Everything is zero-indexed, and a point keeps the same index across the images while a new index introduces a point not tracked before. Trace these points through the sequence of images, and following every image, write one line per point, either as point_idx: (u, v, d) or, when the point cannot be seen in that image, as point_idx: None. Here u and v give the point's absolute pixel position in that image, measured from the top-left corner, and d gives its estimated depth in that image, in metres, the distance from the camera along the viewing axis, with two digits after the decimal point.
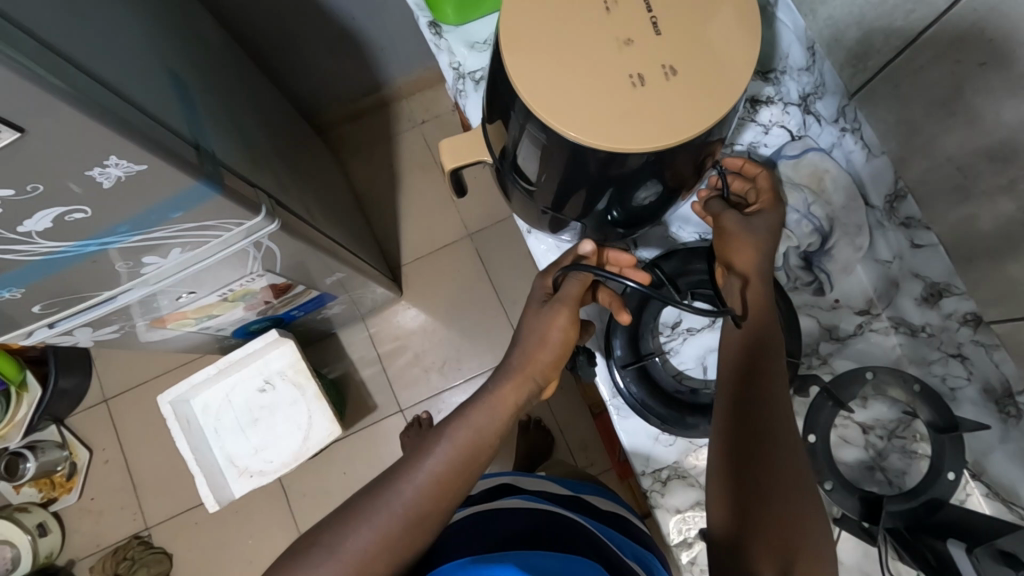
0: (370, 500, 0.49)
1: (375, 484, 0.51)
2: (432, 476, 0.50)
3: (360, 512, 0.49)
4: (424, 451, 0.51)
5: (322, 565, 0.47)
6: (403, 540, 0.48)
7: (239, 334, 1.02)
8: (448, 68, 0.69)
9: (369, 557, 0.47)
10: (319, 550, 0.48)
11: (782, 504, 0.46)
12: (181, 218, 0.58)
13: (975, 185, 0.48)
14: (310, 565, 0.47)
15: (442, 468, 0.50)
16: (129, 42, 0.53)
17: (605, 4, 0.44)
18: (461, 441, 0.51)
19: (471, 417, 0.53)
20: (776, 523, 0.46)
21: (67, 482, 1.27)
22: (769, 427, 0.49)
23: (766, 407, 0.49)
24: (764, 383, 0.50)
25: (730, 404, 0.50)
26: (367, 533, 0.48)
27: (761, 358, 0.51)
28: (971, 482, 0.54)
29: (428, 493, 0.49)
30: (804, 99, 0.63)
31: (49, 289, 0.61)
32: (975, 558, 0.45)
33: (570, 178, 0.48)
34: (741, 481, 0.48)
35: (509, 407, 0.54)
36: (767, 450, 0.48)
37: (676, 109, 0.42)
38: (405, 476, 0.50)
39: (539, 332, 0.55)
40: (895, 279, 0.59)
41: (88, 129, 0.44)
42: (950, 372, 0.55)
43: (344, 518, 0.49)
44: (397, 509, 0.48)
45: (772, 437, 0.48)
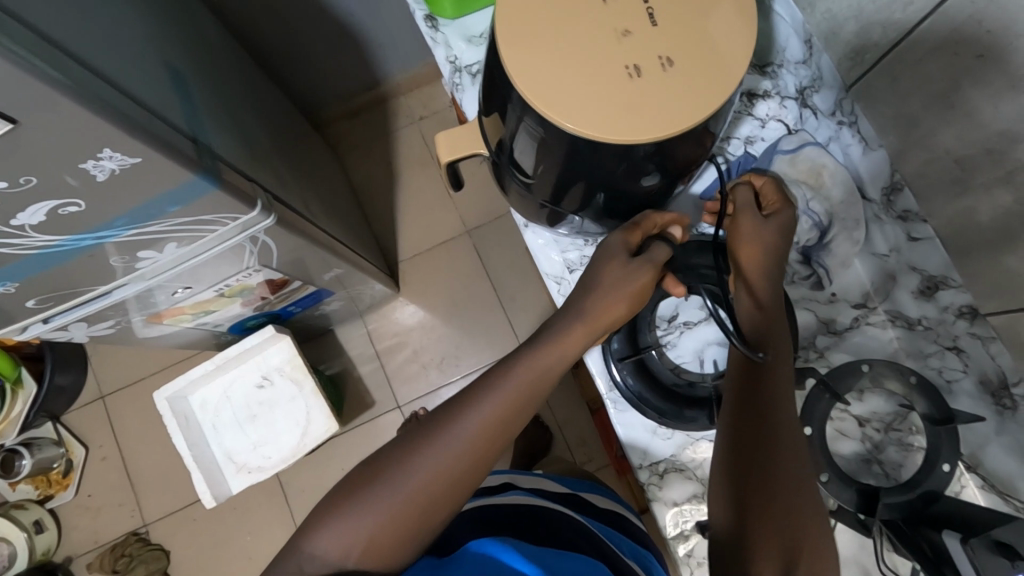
0: (430, 435, 0.49)
1: (434, 417, 0.50)
2: (497, 413, 0.49)
3: (421, 446, 0.48)
4: (485, 389, 0.50)
5: (384, 499, 0.47)
6: (464, 478, 0.48)
7: (236, 330, 1.01)
8: (445, 61, 0.69)
9: (431, 490, 0.47)
10: (379, 483, 0.47)
11: (788, 501, 0.46)
12: (178, 211, 0.58)
13: (974, 177, 0.48)
14: (377, 490, 0.47)
15: (506, 409, 0.50)
16: (126, 34, 0.53)
17: None
18: (525, 381, 0.51)
19: (537, 355, 0.52)
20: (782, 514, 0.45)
21: (64, 479, 1.27)
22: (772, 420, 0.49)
23: (770, 406, 0.49)
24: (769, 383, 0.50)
25: (733, 403, 0.51)
26: (429, 464, 0.47)
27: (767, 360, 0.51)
28: (966, 474, 0.54)
29: (490, 432, 0.49)
30: (801, 92, 0.63)
31: (45, 284, 0.60)
32: (971, 547, 0.45)
33: (568, 170, 0.47)
34: (743, 478, 0.47)
35: (575, 348, 0.53)
36: (772, 448, 0.48)
37: (673, 99, 0.42)
38: (464, 415, 0.49)
39: (605, 274, 0.54)
40: (892, 272, 0.59)
41: (84, 122, 0.44)
42: (947, 364, 0.56)
43: (404, 451, 0.48)
44: (457, 448, 0.48)
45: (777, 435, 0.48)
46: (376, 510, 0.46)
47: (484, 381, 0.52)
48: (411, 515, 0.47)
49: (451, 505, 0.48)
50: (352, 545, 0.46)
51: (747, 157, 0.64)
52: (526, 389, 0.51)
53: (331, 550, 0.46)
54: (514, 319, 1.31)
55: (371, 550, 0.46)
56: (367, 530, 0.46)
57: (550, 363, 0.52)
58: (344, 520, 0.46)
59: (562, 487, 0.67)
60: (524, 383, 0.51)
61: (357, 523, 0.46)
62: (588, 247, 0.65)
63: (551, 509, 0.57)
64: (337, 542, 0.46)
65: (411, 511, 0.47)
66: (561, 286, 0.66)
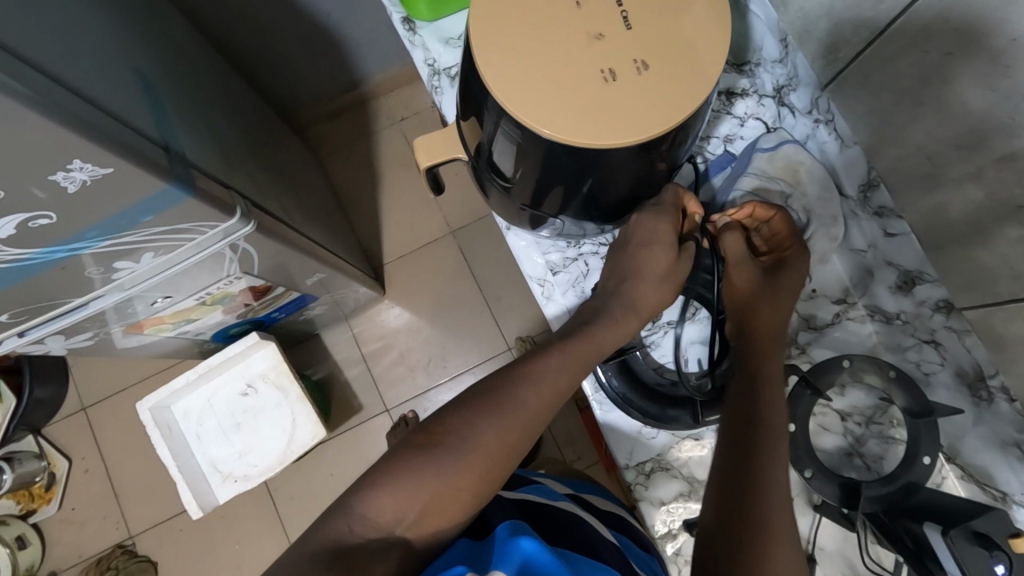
0: (491, 403, 0.51)
1: (491, 386, 0.52)
2: (554, 382, 0.53)
3: (483, 412, 0.50)
4: (540, 361, 0.53)
5: (449, 461, 0.48)
6: (520, 446, 0.51)
7: (218, 338, 1.00)
8: (423, 64, 0.68)
9: (494, 453, 0.49)
10: (442, 447, 0.49)
11: (777, 502, 0.45)
12: (152, 221, 0.57)
13: (945, 173, 0.48)
14: (441, 458, 0.48)
15: (563, 381, 0.53)
16: (91, 42, 0.51)
17: None
18: (580, 356, 0.54)
19: (590, 330, 0.56)
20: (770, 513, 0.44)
21: (46, 493, 1.25)
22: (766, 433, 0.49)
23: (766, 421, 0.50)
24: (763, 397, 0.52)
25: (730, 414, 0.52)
26: (491, 429, 0.50)
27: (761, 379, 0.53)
28: (947, 465, 0.55)
29: (546, 403, 0.52)
30: (778, 91, 0.64)
31: (19, 297, 0.59)
32: (950, 539, 0.46)
33: (546, 173, 0.47)
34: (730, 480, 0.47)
35: (621, 333, 0.57)
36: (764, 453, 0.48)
37: (650, 103, 0.42)
38: (521, 386, 0.52)
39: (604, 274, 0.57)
40: (869, 267, 0.60)
41: (46, 133, 0.43)
42: (925, 357, 0.56)
43: (466, 419, 0.50)
44: (517, 416, 0.51)
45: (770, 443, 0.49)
46: (440, 471, 0.48)
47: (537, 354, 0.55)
48: (472, 478, 0.49)
49: (505, 471, 0.51)
50: (414, 505, 0.47)
51: (727, 155, 0.65)
52: (581, 359, 0.54)
53: (391, 510, 0.46)
54: (500, 319, 1.31)
55: (431, 509, 0.47)
56: (429, 491, 0.47)
57: (602, 337, 0.55)
58: (406, 480, 0.47)
59: (563, 487, 0.67)
60: (577, 356, 0.54)
61: (420, 487, 0.47)
62: (570, 249, 0.65)
63: (539, 505, 0.57)
64: (399, 501, 0.46)
65: (472, 474, 0.48)
66: (544, 288, 0.66)
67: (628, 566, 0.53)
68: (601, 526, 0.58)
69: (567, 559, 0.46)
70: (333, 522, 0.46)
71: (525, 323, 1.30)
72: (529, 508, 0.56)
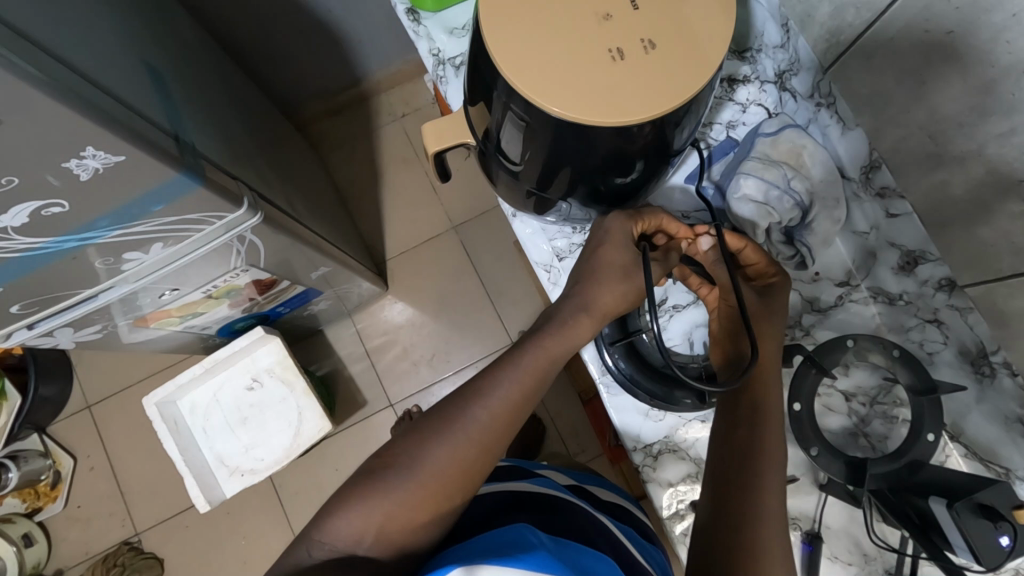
0: (440, 426, 0.51)
1: (442, 409, 0.52)
2: (504, 402, 0.52)
3: (433, 436, 0.50)
4: (492, 378, 0.53)
5: (398, 485, 0.48)
6: (475, 466, 0.50)
7: (223, 334, 1.01)
8: (427, 54, 0.69)
9: (444, 476, 0.49)
10: (392, 472, 0.49)
11: (764, 523, 0.44)
12: (162, 211, 0.57)
13: (947, 151, 0.49)
14: (391, 481, 0.49)
15: (513, 397, 0.52)
16: (102, 33, 0.52)
17: None
18: (535, 368, 0.54)
19: (540, 343, 0.55)
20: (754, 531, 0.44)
21: (52, 491, 1.25)
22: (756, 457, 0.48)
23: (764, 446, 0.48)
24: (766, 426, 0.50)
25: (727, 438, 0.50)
26: (442, 451, 0.49)
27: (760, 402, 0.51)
28: (950, 444, 0.55)
29: (499, 421, 0.51)
30: (780, 76, 0.64)
31: (29, 288, 0.60)
32: (956, 512, 0.46)
33: (555, 155, 0.48)
34: (724, 501, 0.47)
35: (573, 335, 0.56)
36: (762, 482, 0.47)
37: (657, 80, 0.42)
38: (469, 408, 0.51)
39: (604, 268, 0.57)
40: (872, 249, 0.61)
41: (59, 117, 0.43)
42: (928, 337, 0.57)
43: (415, 443, 0.50)
44: (466, 435, 0.50)
45: (770, 471, 0.47)
46: (389, 496, 0.48)
47: (492, 372, 0.54)
48: (425, 499, 0.49)
49: (461, 492, 0.50)
50: (369, 529, 0.48)
51: (729, 141, 0.64)
52: (530, 377, 0.53)
53: (346, 534, 0.47)
54: (503, 314, 1.31)
55: (386, 531, 0.48)
56: (382, 513, 0.48)
57: (554, 348, 0.55)
58: (359, 504, 0.48)
59: (568, 479, 0.68)
60: (526, 374, 0.53)
61: (370, 512, 0.48)
62: (576, 234, 0.65)
63: (544, 496, 0.58)
64: (352, 524, 0.48)
65: (424, 497, 0.49)
66: (551, 274, 0.66)
67: (634, 562, 0.55)
68: (602, 517, 0.60)
69: (571, 559, 0.46)
70: (301, 546, 0.48)
71: (528, 318, 1.30)
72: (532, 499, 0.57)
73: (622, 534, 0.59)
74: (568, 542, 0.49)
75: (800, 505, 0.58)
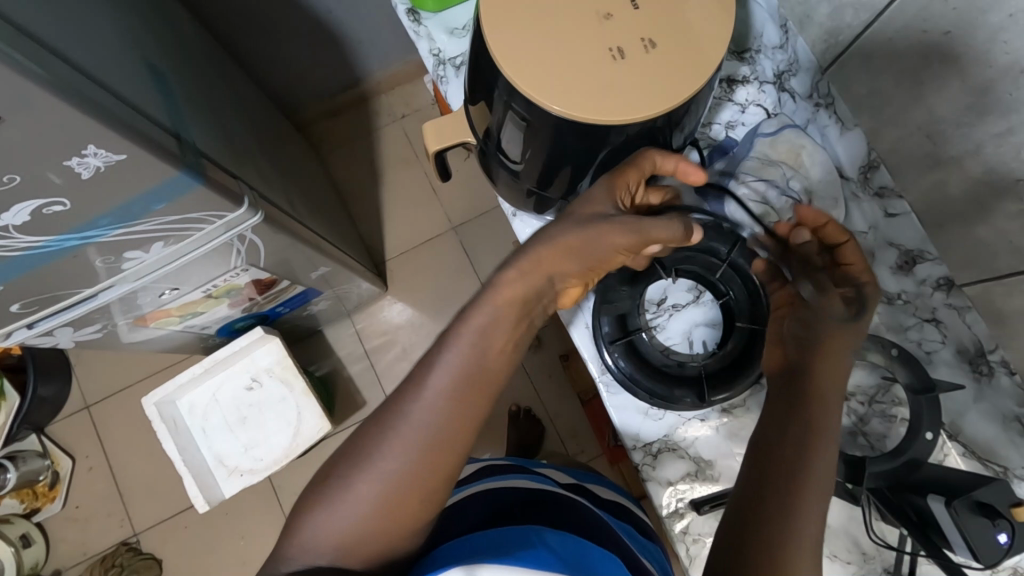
0: (385, 421, 0.47)
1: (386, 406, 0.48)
2: (447, 385, 0.46)
3: (378, 434, 0.47)
4: (434, 361, 0.47)
5: (353, 489, 0.46)
6: (430, 459, 0.46)
7: (223, 333, 1.01)
8: (428, 54, 0.69)
9: (410, 472, 0.46)
10: (344, 478, 0.47)
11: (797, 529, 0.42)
12: (163, 210, 0.57)
13: (945, 151, 0.50)
14: (342, 489, 0.46)
15: (458, 379, 0.46)
16: (103, 32, 0.52)
17: None
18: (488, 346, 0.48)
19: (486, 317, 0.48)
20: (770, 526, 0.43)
21: (51, 491, 1.25)
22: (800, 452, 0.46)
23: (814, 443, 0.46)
24: (815, 423, 0.47)
25: (774, 426, 0.49)
26: (390, 448, 0.46)
27: (819, 393, 0.49)
28: (950, 442, 0.54)
29: (447, 406, 0.46)
30: (779, 77, 0.63)
31: (29, 288, 0.60)
32: (955, 510, 0.46)
33: (556, 154, 0.48)
34: (762, 497, 0.44)
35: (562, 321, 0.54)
36: (800, 486, 0.44)
37: (657, 78, 0.43)
38: (424, 394, 0.47)
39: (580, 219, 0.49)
40: (869, 250, 0.59)
41: (64, 116, 0.43)
42: (926, 337, 0.56)
43: (362, 445, 0.47)
44: (414, 430, 0.46)
45: (812, 474, 0.45)
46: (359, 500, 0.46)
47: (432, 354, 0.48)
48: (382, 502, 0.45)
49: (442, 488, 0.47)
50: (333, 540, 0.46)
51: (728, 141, 0.63)
52: (494, 352, 0.48)
53: (325, 544, 0.46)
54: None
55: (351, 541, 0.45)
56: (342, 522, 0.45)
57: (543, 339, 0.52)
58: (318, 516, 0.46)
59: (567, 477, 0.68)
60: (483, 348, 0.47)
61: (331, 521, 0.46)
62: None
63: (545, 495, 0.59)
64: (329, 531, 0.46)
65: (383, 499, 0.45)
66: None
67: (634, 558, 0.55)
68: (599, 514, 0.60)
69: (569, 555, 0.47)
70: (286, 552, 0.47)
71: None
72: (530, 497, 0.57)
73: (622, 534, 0.59)
74: (571, 539, 0.49)
75: None
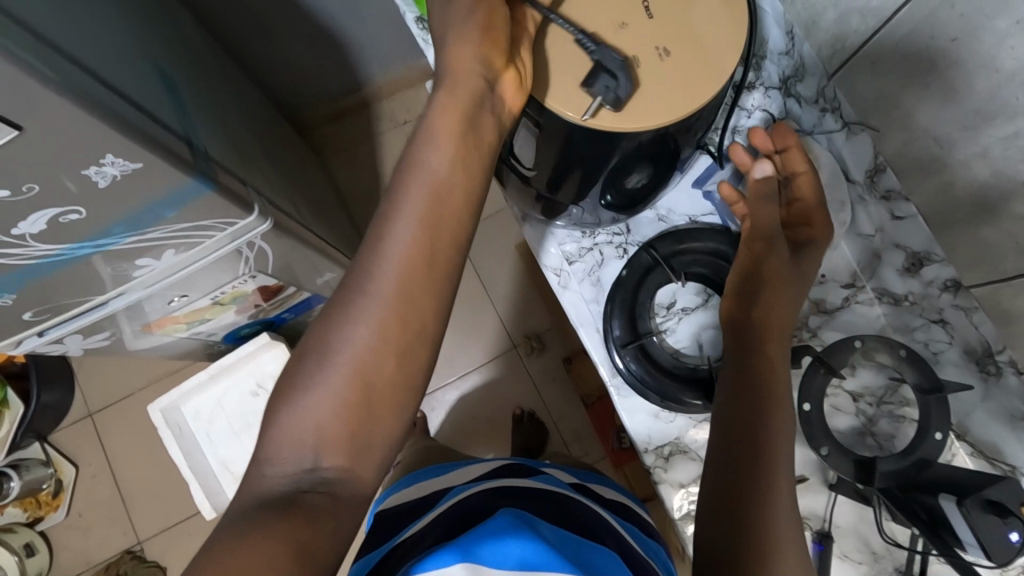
0: (353, 293, 0.43)
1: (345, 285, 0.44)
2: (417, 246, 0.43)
3: (347, 312, 0.42)
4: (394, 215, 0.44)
5: (329, 376, 0.42)
6: (409, 320, 0.43)
7: (229, 339, 1.02)
8: (437, 61, 0.70)
9: (371, 352, 0.42)
10: (317, 366, 0.42)
11: (777, 502, 0.47)
12: (175, 217, 0.58)
13: (950, 155, 0.51)
14: (312, 380, 0.42)
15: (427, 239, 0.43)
16: (116, 41, 0.52)
17: None
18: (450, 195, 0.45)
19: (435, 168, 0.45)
20: (757, 510, 0.47)
21: (54, 500, 1.25)
22: (764, 423, 0.50)
23: (770, 411, 0.51)
24: (769, 395, 0.52)
25: (728, 396, 0.53)
26: (364, 320, 0.42)
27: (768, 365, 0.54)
28: (957, 442, 0.57)
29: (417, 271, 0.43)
30: (784, 82, 0.65)
31: (42, 294, 0.60)
32: (965, 509, 0.47)
33: (567, 158, 0.50)
34: (742, 478, 0.49)
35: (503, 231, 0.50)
36: (769, 462, 0.49)
37: (669, 88, 0.44)
38: (371, 269, 0.43)
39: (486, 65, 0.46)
40: (877, 251, 0.62)
41: (82, 126, 0.44)
42: (933, 337, 0.58)
43: (327, 325, 0.43)
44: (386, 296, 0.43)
45: (776, 447, 0.50)
46: (322, 395, 0.41)
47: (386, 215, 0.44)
48: (358, 385, 0.42)
49: (414, 367, 0.43)
50: (311, 437, 0.41)
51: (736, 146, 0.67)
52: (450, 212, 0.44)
53: (291, 451, 0.40)
54: (504, 318, 1.32)
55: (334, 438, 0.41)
56: (321, 412, 0.41)
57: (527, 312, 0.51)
58: (290, 414, 0.41)
59: (570, 477, 0.69)
60: (437, 198, 0.44)
61: (306, 412, 0.41)
62: (586, 239, 0.64)
63: (553, 497, 0.59)
64: (299, 433, 0.41)
65: (364, 381, 0.42)
66: (561, 278, 0.65)
67: (636, 556, 0.56)
68: (604, 513, 0.60)
69: (568, 552, 0.49)
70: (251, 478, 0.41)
71: (530, 322, 1.31)
72: (538, 498, 0.58)
73: (630, 536, 0.60)
74: (570, 537, 0.52)
75: (810, 504, 0.59)
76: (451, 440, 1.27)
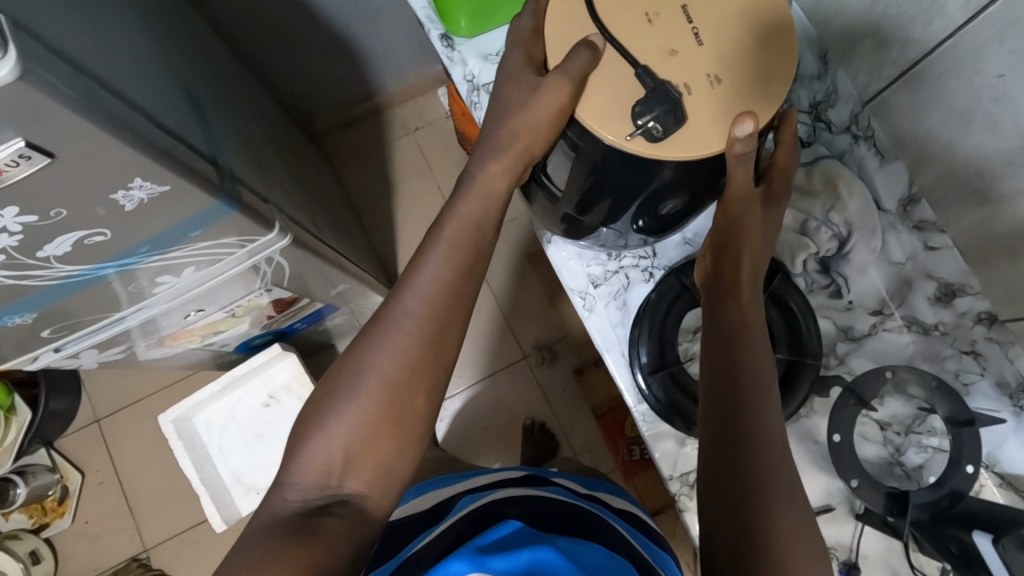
0: (377, 330, 0.48)
1: (372, 320, 0.49)
2: (436, 283, 0.49)
3: (372, 340, 0.47)
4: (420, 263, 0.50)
5: (351, 403, 0.46)
6: (426, 360, 0.47)
7: (242, 349, 1.01)
8: (462, 79, 0.69)
9: (392, 384, 0.46)
10: (342, 393, 0.46)
11: (769, 468, 0.45)
12: (199, 236, 0.57)
13: (994, 188, 0.51)
14: (337, 407, 0.46)
15: (448, 279, 0.49)
16: (146, 63, 0.52)
17: (647, 15, 0.46)
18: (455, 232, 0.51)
19: (456, 213, 0.51)
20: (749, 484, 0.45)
21: (60, 507, 1.23)
22: (746, 392, 0.48)
23: (748, 376, 0.49)
24: (745, 360, 0.50)
25: (713, 370, 0.50)
26: (384, 349, 0.47)
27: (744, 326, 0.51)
28: (985, 474, 0.55)
29: (431, 307, 0.48)
30: (816, 107, 0.62)
31: (62, 312, 0.59)
32: (1003, 547, 0.46)
33: (601, 185, 0.49)
34: (729, 451, 0.46)
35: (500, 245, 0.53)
36: (752, 428, 0.47)
37: (719, 117, 0.44)
38: (393, 306, 0.48)
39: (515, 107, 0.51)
40: (909, 279, 0.59)
41: (119, 152, 0.43)
42: (963, 368, 0.57)
43: (355, 354, 0.47)
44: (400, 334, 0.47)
45: (758, 412, 0.47)
46: (342, 417, 0.45)
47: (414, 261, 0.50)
48: (376, 413, 0.46)
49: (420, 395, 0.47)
50: (335, 457, 0.45)
51: None
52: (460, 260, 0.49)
53: (308, 476, 0.44)
54: (515, 329, 1.31)
55: (355, 461, 0.45)
56: (342, 436, 0.45)
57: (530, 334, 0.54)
58: (316, 437, 0.45)
59: (578, 486, 0.69)
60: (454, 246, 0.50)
61: (329, 434, 0.45)
62: (611, 262, 0.64)
63: (564, 504, 0.59)
64: (322, 453, 0.45)
65: (385, 410, 0.46)
66: (586, 301, 0.64)
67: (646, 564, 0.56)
68: (611, 521, 0.60)
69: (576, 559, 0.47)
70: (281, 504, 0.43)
71: (541, 332, 1.31)
72: (547, 505, 0.58)
73: (642, 548, 0.59)
74: (582, 545, 0.51)
75: (835, 535, 0.57)
76: (460, 451, 1.26)
